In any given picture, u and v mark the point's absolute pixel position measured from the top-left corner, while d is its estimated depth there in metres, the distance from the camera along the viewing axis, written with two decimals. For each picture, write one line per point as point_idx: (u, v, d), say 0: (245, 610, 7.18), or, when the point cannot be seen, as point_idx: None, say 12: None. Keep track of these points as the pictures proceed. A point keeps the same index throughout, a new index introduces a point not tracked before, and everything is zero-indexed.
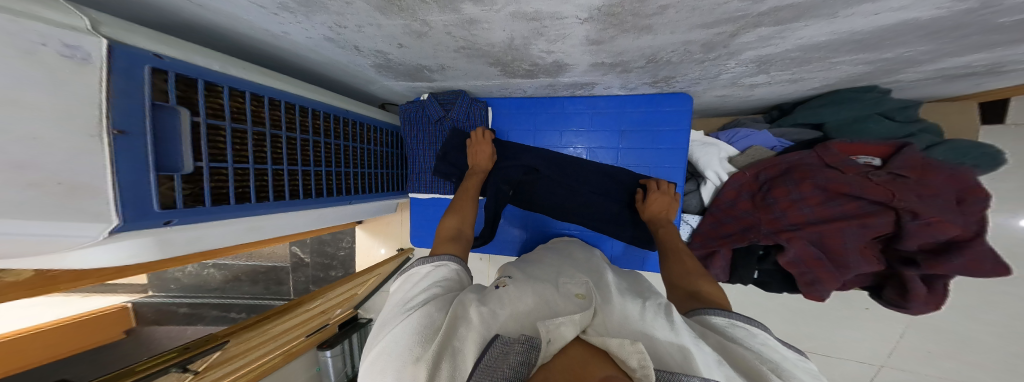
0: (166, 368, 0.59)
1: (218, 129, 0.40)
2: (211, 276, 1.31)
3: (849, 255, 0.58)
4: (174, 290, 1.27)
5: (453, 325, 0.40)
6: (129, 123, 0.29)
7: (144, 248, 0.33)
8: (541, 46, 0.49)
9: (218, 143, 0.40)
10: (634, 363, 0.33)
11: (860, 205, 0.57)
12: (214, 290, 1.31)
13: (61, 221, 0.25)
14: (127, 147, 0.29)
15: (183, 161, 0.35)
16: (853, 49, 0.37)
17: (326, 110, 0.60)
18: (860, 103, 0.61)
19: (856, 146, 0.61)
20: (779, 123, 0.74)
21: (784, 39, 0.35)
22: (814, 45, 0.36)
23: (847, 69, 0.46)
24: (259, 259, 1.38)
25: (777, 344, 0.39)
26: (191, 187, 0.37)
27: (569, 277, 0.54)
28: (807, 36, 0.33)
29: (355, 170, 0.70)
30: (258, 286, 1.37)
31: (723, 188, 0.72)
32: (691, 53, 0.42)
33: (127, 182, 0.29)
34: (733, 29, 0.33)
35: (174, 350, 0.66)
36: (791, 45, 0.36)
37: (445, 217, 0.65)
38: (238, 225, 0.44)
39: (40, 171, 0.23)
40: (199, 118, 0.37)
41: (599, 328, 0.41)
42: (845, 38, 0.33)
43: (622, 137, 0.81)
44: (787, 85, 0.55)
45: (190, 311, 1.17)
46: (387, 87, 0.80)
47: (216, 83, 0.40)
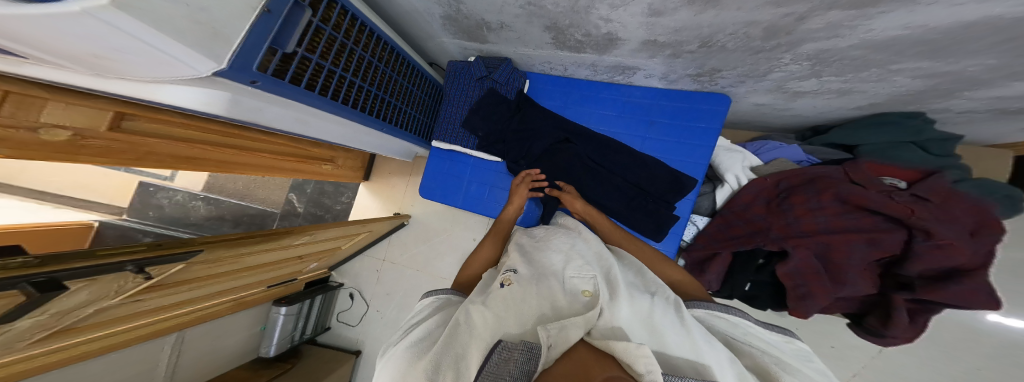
0: (122, 264, 0.53)
1: (319, 32, 0.46)
2: (197, 210, 1.40)
3: (849, 271, 0.61)
4: (151, 218, 1.35)
5: (453, 331, 0.44)
6: (275, 5, 0.33)
7: (217, 101, 0.36)
8: (601, 12, 0.52)
9: (315, 41, 0.46)
10: (641, 368, 0.29)
11: (876, 221, 0.59)
12: (192, 224, 1.39)
13: (196, 52, 0.26)
14: (264, 20, 0.33)
15: (289, 44, 0.38)
16: (919, 52, 0.39)
17: (390, 44, 0.66)
18: (904, 129, 0.63)
19: (885, 168, 0.63)
20: (813, 141, 0.77)
21: (853, 30, 0.36)
22: (881, 40, 0.37)
23: (900, 83, 0.48)
24: (251, 201, 1.49)
25: (762, 331, 0.44)
26: (281, 67, 0.41)
27: (577, 271, 0.57)
28: (879, 29, 0.35)
29: (392, 101, 0.73)
30: (240, 228, 1.45)
31: (740, 192, 0.75)
32: (750, 38, 0.44)
33: (249, 44, 0.32)
34: (805, 10, 0.35)
35: (144, 244, 0.59)
36: (859, 40, 0.38)
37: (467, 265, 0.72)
38: (289, 111, 0.48)
39: (210, 15, 0.25)
40: (315, 20, 0.43)
41: (605, 331, 0.41)
42: (917, 35, 0.35)
43: (651, 127, 0.83)
44: (833, 98, 0.57)
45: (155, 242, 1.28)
46: (441, 46, 0.89)
47: (335, 1, 0.48)
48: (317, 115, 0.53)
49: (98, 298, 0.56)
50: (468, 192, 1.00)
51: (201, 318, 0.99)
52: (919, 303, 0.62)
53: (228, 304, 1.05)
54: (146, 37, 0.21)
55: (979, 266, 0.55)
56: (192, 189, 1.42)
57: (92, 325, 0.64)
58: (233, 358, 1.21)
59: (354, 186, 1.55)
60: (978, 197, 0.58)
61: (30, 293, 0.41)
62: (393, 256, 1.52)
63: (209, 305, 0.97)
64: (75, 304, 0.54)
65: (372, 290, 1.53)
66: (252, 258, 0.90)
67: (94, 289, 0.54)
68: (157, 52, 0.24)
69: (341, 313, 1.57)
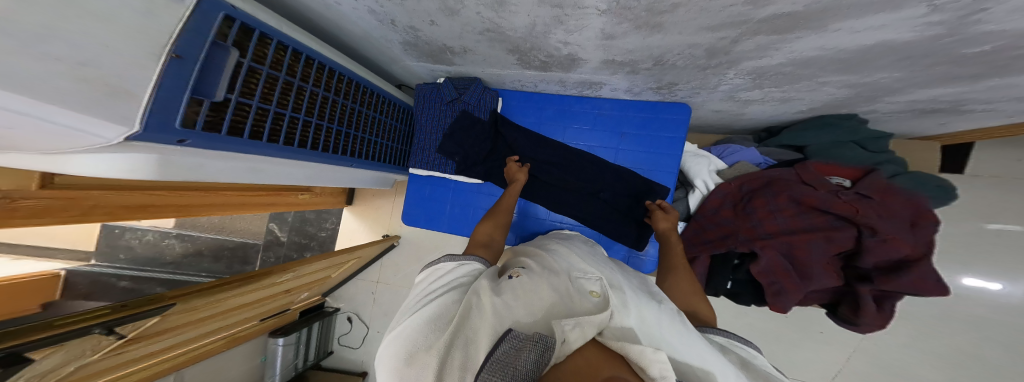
0: (87, 329, 0.50)
1: (255, 73, 0.43)
2: (171, 248, 1.33)
3: (811, 267, 0.65)
4: (123, 261, 1.28)
5: (465, 314, 0.44)
6: (186, 51, 0.30)
7: (144, 164, 0.33)
8: (559, 36, 0.52)
9: (251, 83, 0.43)
10: (655, 371, 0.31)
11: (827, 220, 0.64)
12: (169, 264, 1.32)
13: (93, 117, 0.24)
14: (177, 69, 0.30)
15: (217, 91, 0.35)
16: (838, 69, 0.41)
17: (348, 76, 0.65)
18: (838, 129, 0.68)
19: (829, 168, 0.69)
20: (767, 143, 0.81)
21: (779, 51, 0.38)
22: (804, 60, 0.40)
23: (832, 91, 0.50)
24: (230, 234, 1.40)
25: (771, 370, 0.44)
26: (214, 116, 0.38)
27: (583, 272, 0.55)
28: (800, 50, 0.37)
29: (360, 135, 0.72)
30: (219, 264, 1.38)
31: (709, 197, 0.78)
32: (695, 58, 0.46)
33: (164, 97, 0.29)
34: (736, 34, 0.36)
35: (107, 307, 0.59)
36: (786, 59, 0.40)
37: (479, 225, 0.72)
38: (236, 163, 0.45)
39: (99, 70, 0.23)
40: (244, 59, 0.40)
41: (616, 332, 0.40)
42: (831, 55, 0.38)
43: (622, 139, 0.85)
44: (779, 105, 0.60)
45: (131, 287, 1.23)
46: (407, 68, 0.88)
47: (269, 36, 0.44)
48: (269, 161, 0.50)
49: (75, 357, 0.54)
50: (452, 216, 0.99)
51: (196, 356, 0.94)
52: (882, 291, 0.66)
53: (220, 342, 1.00)
54: (15, 106, 0.19)
55: (922, 255, 0.62)
56: (163, 227, 1.33)
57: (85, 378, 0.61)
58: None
59: (337, 211, 1.47)
60: (912, 191, 0.65)
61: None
62: (386, 277, 1.45)
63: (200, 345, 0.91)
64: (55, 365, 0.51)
65: (369, 312, 1.46)
66: (233, 299, 0.85)
67: (68, 350, 0.51)
68: (43, 122, 0.22)
69: (341, 337, 1.47)
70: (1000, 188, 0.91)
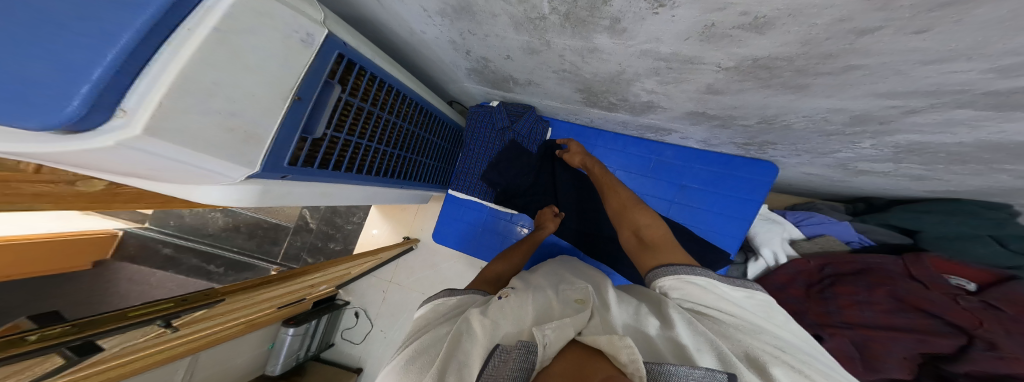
0: (151, 320, 0.53)
1: (347, 104, 0.44)
2: (214, 220, 1.42)
3: (888, 363, 0.57)
4: (171, 227, 1.39)
5: (457, 340, 0.42)
6: (306, 92, 0.30)
7: (250, 194, 0.33)
8: (646, 85, 0.49)
9: (343, 116, 0.44)
10: (624, 358, 0.31)
11: (932, 323, 0.55)
12: (209, 235, 1.42)
13: (230, 162, 0.24)
14: (296, 110, 0.30)
15: (319, 127, 0.35)
16: None
17: (412, 98, 0.66)
18: (978, 219, 0.59)
19: (952, 266, 0.58)
20: (865, 218, 0.74)
21: (973, 129, 0.32)
22: (998, 143, 0.33)
23: (1000, 179, 0.42)
24: (267, 214, 1.48)
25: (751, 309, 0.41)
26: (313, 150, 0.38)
27: (569, 283, 0.53)
28: (1008, 132, 0.31)
29: (411, 157, 0.73)
30: (252, 241, 1.46)
31: (777, 270, 0.73)
32: (828, 122, 0.40)
33: (281, 138, 0.29)
34: (923, 104, 0.30)
35: (172, 301, 0.61)
36: (972, 139, 0.34)
37: (491, 262, 0.73)
38: (315, 188, 0.45)
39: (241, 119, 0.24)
40: (343, 94, 0.40)
41: (594, 329, 0.39)
42: None
43: (681, 191, 0.80)
44: (905, 181, 0.53)
45: (171, 255, 1.34)
46: (463, 88, 0.88)
47: (365, 68, 0.45)
48: (339, 185, 0.51)
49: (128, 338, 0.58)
50: (479, 240, 0.98)
51: (215, 340, 0.90)
52: None
53: (237, 329, 0.98)
54: (172, 155, 0.20)
55: None
56: None
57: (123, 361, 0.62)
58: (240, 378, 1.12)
59: (365, 207, 1.49)
60: None
61: (69, 358, 0.42)
62: (399, 278, 1.43)
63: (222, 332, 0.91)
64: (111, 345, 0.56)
65: (376, 310, 1.44)
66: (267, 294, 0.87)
67: (123, 335, 0.54)
68: (191, 167, 0.23)
69: (345, 331, 1.46)
70: None
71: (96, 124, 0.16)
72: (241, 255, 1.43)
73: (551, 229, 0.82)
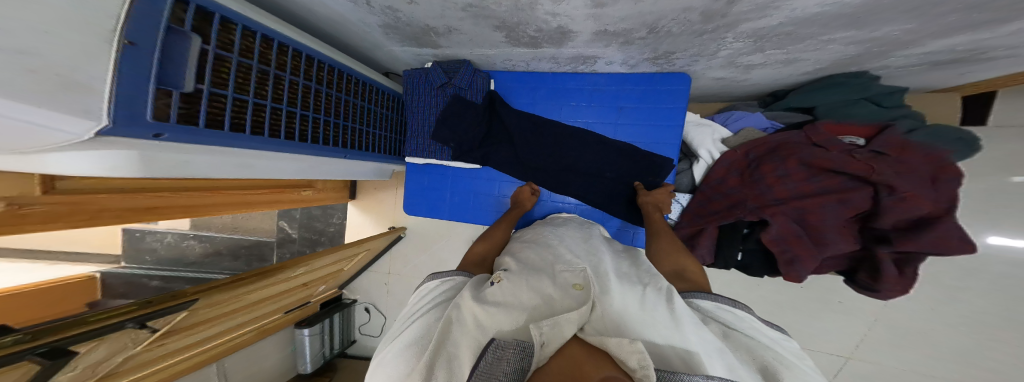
0: (121, 323, 0.52)
1: (224, 60, 0.41)
2: (190, 248, 1.37)
3: (827, 233, 0.67)
4: (150, 262, 1.34)
5: (447, 328, 0.44)
6: (140, 36, 0.29)
7: (125, 162, 0.32)
8: (546, 7, 0.49)
9: (221, 73, 0.41)
10: (633, 363, 0.30)
11: (841, 181, 0.65)
12: (192, 263, 1.37)
13: (59, 112, 0.23)
14: (134, 57, 0.28)
15: (184, 81, 0.34)
16: (843, 25, 0.40)
17: (328, 64, 0.62)
18: (848, 88, 0.68)
19: (841, 127, 0.69)
20: (773, 108, 0.83)
21: (779, 10, 0.36)
22: (806, 17, 0.38)
23: (835, 50, 0.49)
24: (245, 233, 1.43)
25: (762, 327, 0.43)
26: (187, 108, 0.38)
27: (567, 265, 0.55)
28: (801, 7, 0.35)
29: (349, 125, 0.71)
30: (239, 261, 1.42)
31: (715, 166, 0.82)
32: (692, 22, 0.44)
33: (125, 88, 0.28)
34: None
35: (134, 303, 0.60)
36: (786, 18, 0.38)
37: (473, 244, 0.74)
38: (225, 159, 0.46)
39: (47, 60, 0.21)
40: (208, 46, 0.38)
41: (597, 326, 0.40)
42: (835, 11, 0.35)
43: (621, 113, 0.84)
44: (783, 67, 0.59)
45: (162, 286, 1.28)
46: (392, 54, 0.85)
47: (232, 21, 0.42)
48: (259, 157, 0.51)
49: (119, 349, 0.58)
50: (452, 204, 1.00)
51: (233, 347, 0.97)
52: (902, 254, 0.68)
53: (252, 334, 1.02)
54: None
55: (944, 212, 0.61)
56: (180, 229, 1.37)
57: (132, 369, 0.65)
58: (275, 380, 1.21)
59: (342, 206, 1.48)
60: (929, 145, 0.64)
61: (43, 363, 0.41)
62: (397, 268, 1.47)
63: (235, 336, 0.94)
64: (102, 358, 0.55)
65: (385, 303, 1.49)
66: (252, 295, 0.88)
67: (108, 345, 0.54)
68: (12, 122, 0.21)
69: (362, 326, 1.53)
70: None
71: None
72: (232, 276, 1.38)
73: (529, 206, 0.88)
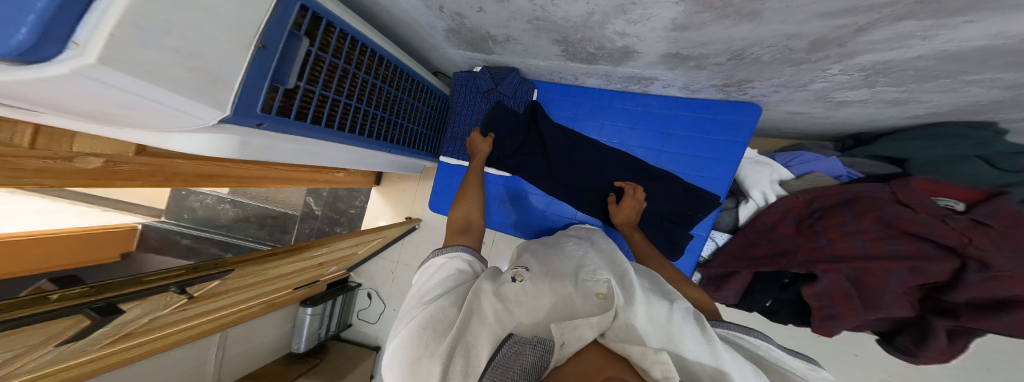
0: (163, 287, 0.57)
1: (320, 59, 0.45)
2: (224, 212, 1.46)
3: (884, 297, 0.61)
4: (186, 220, 1.40)
5: (466, 320, 0.43)
6: (269, 40, 0.32)
7: (225, 143, 0.35)
8: (617, 26, 0.48)
9: (315, 70, 0.45)
10: (657, 373, 0.28)
11: (921, 247, 0.58)
12: (223, 226, 1.46)
13: (196, 102, 0.26)
14: (261, 57, 0.31)
15: (289, 78, 0.37)
16: (1006, 63, 0.36)
17: (393, 63, 0.65)
18: (966, 141, 0.60)
19: (940, 187, 0.60)
20: (853, 153, 0.76)
21: (926, 40, 0.33)
22: (965, 50, 0.34)
23: (975, 93, 0.45)
24: (273, 204, 1.53)
25: (783, 357, 0.42)
26: (284, 102, 0.41)
27: (589, 273, 0.51)
28: (961, 38, 0.32)
29: (397, 121, 0.74)
30: (263, 230, 1.53)
31: (767, 210, 0.76)
32: (793, 50, 0.42)
33: (249, 83, 0.31)
34: (868, 21, 0.31)
35: (182, 268, 0.66)
36: (932, 50, 0.35)
37: (454, 208, 0.75)
38: (297, 146, 0.49)
39: (203, 59, 0.24)
40: (312, 47, 0.41)
41: (619, 333, 0.37)
42: (1008, 44, 0.32)
43: (668, 140, 0.81)
44: (887, 107, 0.56)
45: (191, 245, 1.37)
46: (445, 55, 0.87)
47: (333, 23, 0.45)
48: (324, 146, 0.54)
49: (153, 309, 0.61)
50: None
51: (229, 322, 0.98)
52: (961, 327, 0.62)
53: (259, 306, 1.07)
54: (135, 89, 0.20)
55: None
56: (219, 192, 1.45)
57: (150, 329, 0.69)
58: (270, 354, 1.26)
59: (366, 191, 1.55)
60: None
61: (94, 319, 0.47)
62: (406, 259, 1.50)
63: (245, 306, 0.99)
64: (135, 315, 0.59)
65: (387, 291, 1.52)
66: (277, 270, 0.92)
67: (146, 305, 0.58)
68: (158, 104, 0.24)
69: (360, 312, 1.58)
70: None
71: (46, 56, 0.16)
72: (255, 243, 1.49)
73: (485, 151, 0.85)
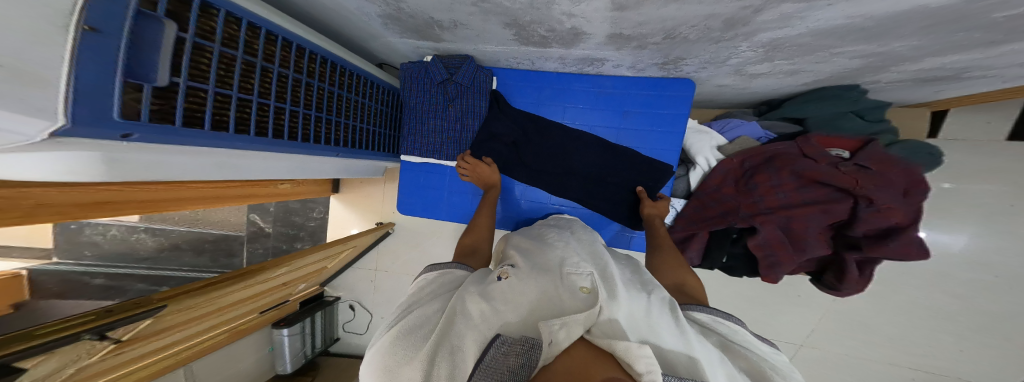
0: (77, 334, 0.47)
1: (204, 50, 0.39)
2: (142, 243, 1.26)
3: (807, 239, 0.73)
4: (89, 258, 1.18)
5: (449, 322, 0.42)
6: (107, 22, 0.25)
7: (91, 166, 0.29)
8: (563, 7, 0.48)
9: (200, 63, 0.39)
10: (640, 368, 0.29)
11: (827, 192, 0.70)
12: (145, 259, 1.24)
13: (12, 114, 0.19)
14: (99, 47, 0.25)
15: (157, 74, 0.31)
16: (857, 39, 0.43)
17: (321, 55, 0.59)
18: (842, 99, 0.72)
19: (831, 140, 0.73)
20: (768, 116, 0.87)
21: (801, 21, 0.38)
22: (827, 28, 0.40)
23: (840, 63, 0.54)
24: (205, 226, 1.35)
25: (754, 341, 0.44)
26: (160, 104, 0.35)
27: (573, 266, 0.52)
28: (825, 18, 0.37)
29: (342, 120, 0.69)
30: (203, 257, 1.33)
31: (710, 173, 0.84)
32: (711, 30, 0.45)
33: (90, 82, 0.25)
34: (761, 2, 0.35)
35: (91, 313, 0.55)
36: (806, 29, 0.41)
37: (462, 235, 0.74)
38: (208, 159, 0.44)
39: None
40: (186, 35, 0.35)
41: (604, 328, 0.37)
42: (856, 23, 0.37)
43: (625, 117, 0.85)
44: (786, 77, 0.64)
45: (107, 283, 1.12)
46: (389, 45, 0.80)
47: (213, 5, 0.39)
48: (245, 157, 0.49)
49: (71, 361, 0.50)
50: (450, 203, 0.98)
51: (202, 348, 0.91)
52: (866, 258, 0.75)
53: (223, 336, 0.97)
54: None
55: (911, 222, 0.68)
56: (129, 221, 1.26)
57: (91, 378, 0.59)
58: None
59: (324, 199, 1.43)
60: (907, 159, 0.70)
61: None
62: (384, 264, 1.42)
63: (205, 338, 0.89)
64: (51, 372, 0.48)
65: (371, 299, 1.44)
66: (229, 297, 0.82)
67: (59, 357, 0.47)
68: None
69: (346, 324, 1.47)
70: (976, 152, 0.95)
71: None
72: (193, 273, 1.27)
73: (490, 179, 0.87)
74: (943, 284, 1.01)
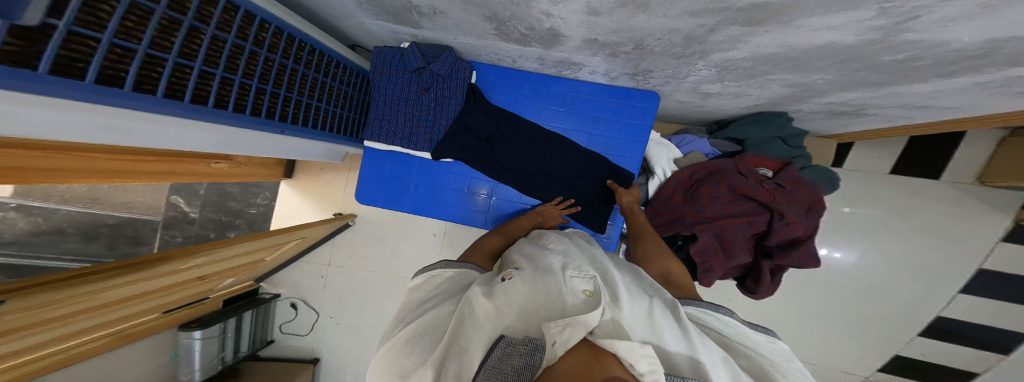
0: None
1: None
2: (9, 224, 1.03)
3: (734, 247, 0.79)
4: None
5: (459, 324, 0.40)
6: None
7: None
8: (542, 6, 0.49)
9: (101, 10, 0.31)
10: (643, 368, 0.27)
11: (752, 206, 0.79)
12: (9, 244, 1.02)
13: None
14: None
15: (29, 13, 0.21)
16: (787, 67, 0.49)
17: (273, 23, 0.54)
18: (773, 125, 0.83)
19: (761, 160, 0.84)
20: (716, 135, 0.97)
21: (745, 45, 0.43)
22: (766, 55, 0.45)
23: (775, 90, 0.62)
24: (105, 209, 1.14)
25: (750, 331, 0.42)
26: (20, 46, 0.24)
27: (576, 269, 0.48)
28: (763, 45, 0.42)
29: (291, 96, 0.62)
30: (97, 244, 1.12)
31: (665, 183, 0.91)
32: (674, 45, 0.49)
33: None
34: (713, 22, 0.38)
35: None
36: (750, 53, 0.46)
37: (489, 235, 0.76)
38: (102, 123, 0.37)
39: None
40: None
41: (608, 329, 0.35)
42: (786, 52, 0.43)
43: (596, 123, 0.89)
44: (733, 99, 0.73)
45: None
46: (362, 26, 0.76)
47: None
48: (142, 121, 0.41)
49: None
50: (416, 196, 0.93)
51: (76, 356, 0.75)
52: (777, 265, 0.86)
53: (108, 340, 0.80)
54: None
55: (809, 235, 0.80)
56: None
57: None
58: None
59: (273, 184, 1.29)
60: (812, 182, 0.84)
61: None
62: (339, 258, 1.31)
63: (86, 340, 0.74)
64: None
65: (319, 297, 1.31)
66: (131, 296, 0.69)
67: None
68: None
69: (284, 324, 1.32)
70: (871, 179, 1.15)
71: None
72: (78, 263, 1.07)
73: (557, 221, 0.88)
74: (845, 289, 1.19)
